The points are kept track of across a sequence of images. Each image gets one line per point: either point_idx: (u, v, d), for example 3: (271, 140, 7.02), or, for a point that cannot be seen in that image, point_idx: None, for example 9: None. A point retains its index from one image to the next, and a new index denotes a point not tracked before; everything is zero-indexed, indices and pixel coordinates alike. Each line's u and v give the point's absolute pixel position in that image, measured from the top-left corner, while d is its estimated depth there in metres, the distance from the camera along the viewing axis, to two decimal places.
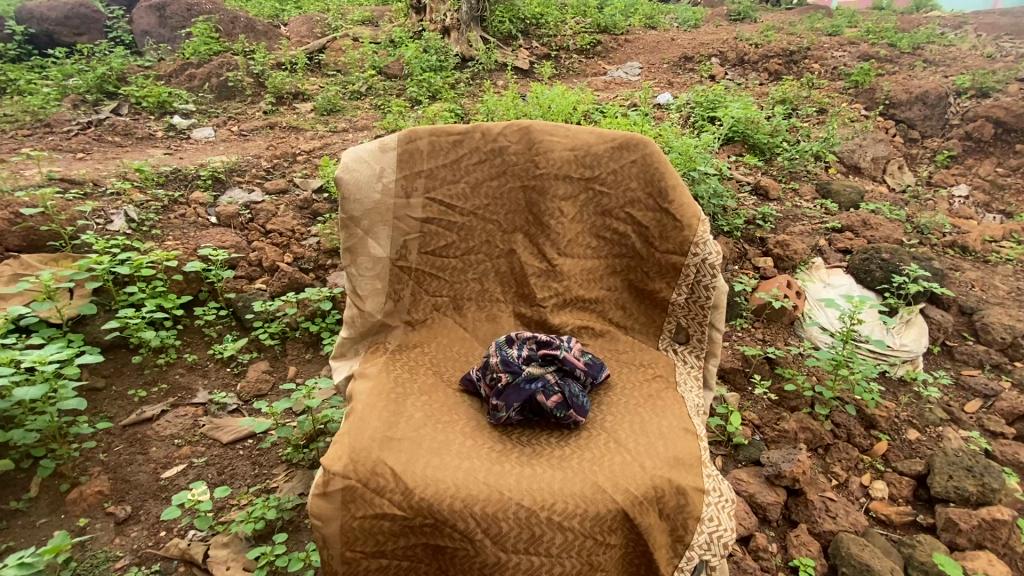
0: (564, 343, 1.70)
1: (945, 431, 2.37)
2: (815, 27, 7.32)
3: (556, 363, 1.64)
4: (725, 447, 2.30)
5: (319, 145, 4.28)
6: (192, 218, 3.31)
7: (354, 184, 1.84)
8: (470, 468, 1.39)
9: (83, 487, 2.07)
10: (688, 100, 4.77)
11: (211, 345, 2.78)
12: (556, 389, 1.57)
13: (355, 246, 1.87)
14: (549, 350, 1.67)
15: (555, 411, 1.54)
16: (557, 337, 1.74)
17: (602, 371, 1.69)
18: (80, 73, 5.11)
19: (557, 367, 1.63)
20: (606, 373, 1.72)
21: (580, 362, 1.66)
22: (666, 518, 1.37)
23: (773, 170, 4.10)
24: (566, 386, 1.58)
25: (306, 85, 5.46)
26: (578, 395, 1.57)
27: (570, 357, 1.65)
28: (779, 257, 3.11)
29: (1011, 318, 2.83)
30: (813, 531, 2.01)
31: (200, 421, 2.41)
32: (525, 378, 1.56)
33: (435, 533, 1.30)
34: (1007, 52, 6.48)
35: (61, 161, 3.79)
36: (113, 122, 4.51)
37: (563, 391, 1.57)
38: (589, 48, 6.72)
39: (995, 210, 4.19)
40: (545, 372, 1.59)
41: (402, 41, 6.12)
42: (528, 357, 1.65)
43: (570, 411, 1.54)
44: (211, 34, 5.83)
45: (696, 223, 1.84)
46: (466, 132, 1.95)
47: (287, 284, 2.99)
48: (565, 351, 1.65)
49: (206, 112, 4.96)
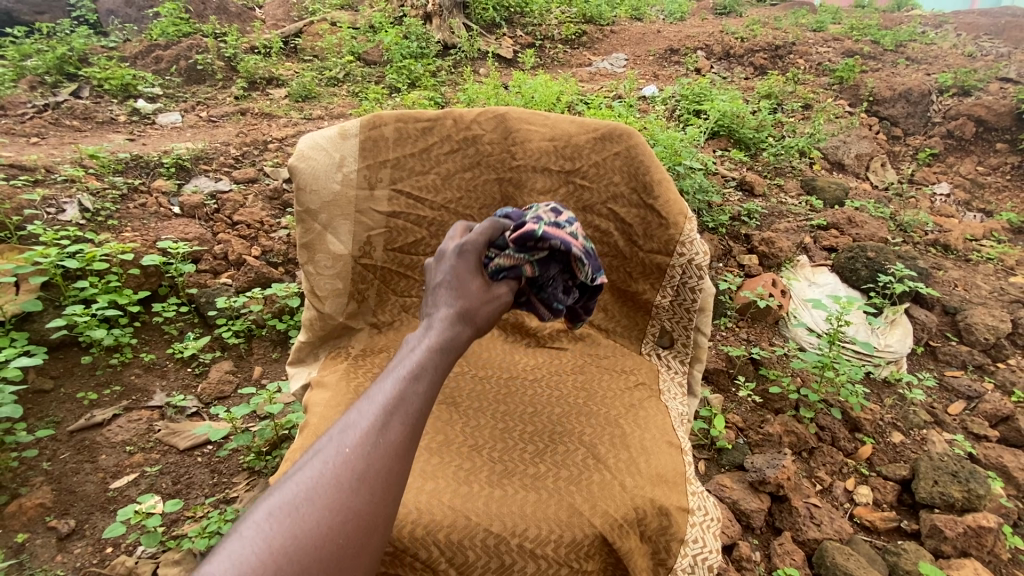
0: (551, 224, 1.43)
1: (930, 434, 2.34)
2: (800, 22, 7.30)
3: (538, 257, 1.42)
4: (708, 451, 2.23)
5: (293, 132, 4.10)
6: (153, 207, 3.11)
7: (310, 173, 1.70)
8: (434, 491, 1.29)
9: (23, 499, 1.91)
10: (673, 92, 4.69)
11: (171, 344, 2.60)
12: (530, 286, 1.48)
13: (312, 241, 1.74)
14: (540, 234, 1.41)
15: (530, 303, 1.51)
16: (548, 211, 1.49)
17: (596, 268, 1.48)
18: (39, 53, 4.82)
19: (537, 262, 1.43)
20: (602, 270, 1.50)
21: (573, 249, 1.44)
22: (648, 540, 1.30)
23: (759, 165, 4.03)
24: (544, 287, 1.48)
25: (280, 70, 5.24)
26: (558, 303, 1.50)
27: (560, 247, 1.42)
28: (764, 254, 3.05)
29: (994, 318, 2.82)
30: (797, 540, 1.94)
31: (155, 427, 2.25)
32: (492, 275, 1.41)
33: (395, 562, 1.23)
34: (987, 51, 6.54)
35: (11, 146, 3.55)
36: (72, 106, 4.26)
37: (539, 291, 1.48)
38: (575, 37, 6.60)
39: (975, 209, 4.21)
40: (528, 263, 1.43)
41: (382, 27, 5.92)
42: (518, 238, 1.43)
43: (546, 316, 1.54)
44: (180, 15, 5.56)
45: (682, 220, 1.75)
46: (436, 119, 1.82)
47: (254, 278, 2.84)
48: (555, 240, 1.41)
49: (173, 97, 4.71)
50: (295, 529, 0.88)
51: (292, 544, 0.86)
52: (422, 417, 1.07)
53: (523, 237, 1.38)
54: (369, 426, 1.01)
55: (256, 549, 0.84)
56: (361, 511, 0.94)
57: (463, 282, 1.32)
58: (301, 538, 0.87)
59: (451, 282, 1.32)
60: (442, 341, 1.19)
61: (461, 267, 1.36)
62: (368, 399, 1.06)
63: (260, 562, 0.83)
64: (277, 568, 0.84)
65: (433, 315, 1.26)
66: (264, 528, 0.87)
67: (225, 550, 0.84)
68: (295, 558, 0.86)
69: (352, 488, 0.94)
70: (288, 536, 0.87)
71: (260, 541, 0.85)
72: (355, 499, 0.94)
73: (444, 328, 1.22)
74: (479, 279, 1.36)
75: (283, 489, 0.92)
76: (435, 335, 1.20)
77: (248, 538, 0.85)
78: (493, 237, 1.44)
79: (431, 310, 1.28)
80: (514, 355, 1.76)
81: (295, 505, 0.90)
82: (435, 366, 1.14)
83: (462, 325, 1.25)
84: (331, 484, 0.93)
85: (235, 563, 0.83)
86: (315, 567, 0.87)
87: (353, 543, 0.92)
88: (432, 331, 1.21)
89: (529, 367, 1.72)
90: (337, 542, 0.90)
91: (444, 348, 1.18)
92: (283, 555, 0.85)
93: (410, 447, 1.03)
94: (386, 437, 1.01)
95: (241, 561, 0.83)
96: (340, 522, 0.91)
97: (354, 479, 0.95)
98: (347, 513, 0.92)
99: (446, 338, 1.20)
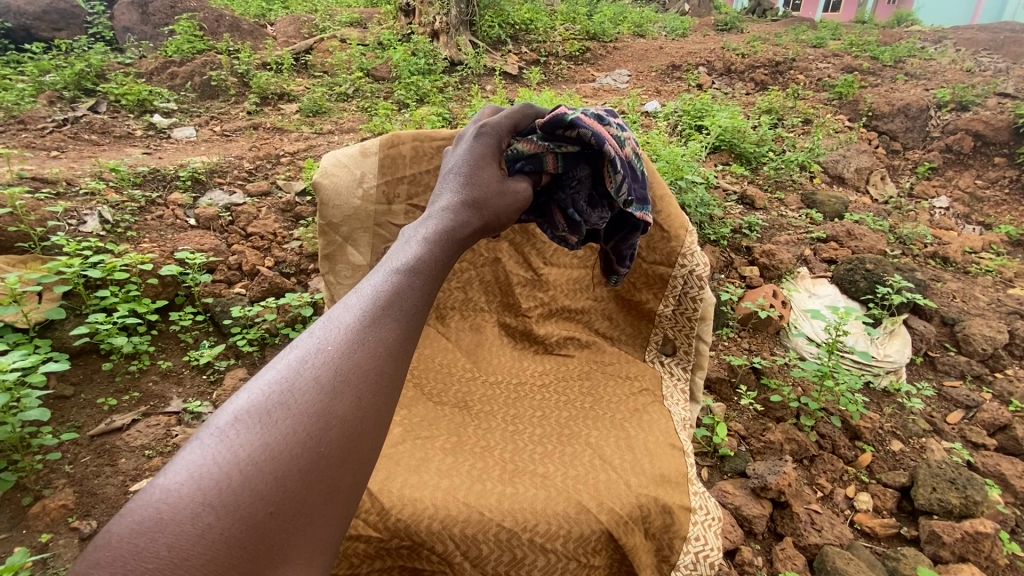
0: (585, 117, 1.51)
1: (929, 442, 2.39)
2: (800, 39, 7.44)
3: (564, 147, 1.50)
4: (711, 458, 2.27)
5: (304, 146, 4.21)
6: (170, 220, 3.21)
7: (333, 190, 1.83)
8: (449, 487, 1.36)
9: (46, 500, 1.93)
10: (675, 108, 4.80)
11: (187, 351, 2.65)
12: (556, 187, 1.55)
13: (334, 253, 1.87)
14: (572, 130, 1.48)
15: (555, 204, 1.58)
16: (587, 112, 1.58)
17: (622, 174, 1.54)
18: (58, 69, 4.97)
19: (563, 153, 1.50)
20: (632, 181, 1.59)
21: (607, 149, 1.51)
22: (652, 537, 1.37)
23: (760, 179, 4.11)
24: (564, 185, 1.55)
25: (292, 86, 5.38)
26: (574, 205, 1.55)
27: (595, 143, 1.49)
28: (765, 266, 3.12)
29: (991, 330, 2.88)
30: (800, 545, 1.98)
31: (172, 432, 2.28)
32: (514, 157, 1.48)
33: (412, 555, 1.30)
34: (985, 66, 6.63)
35: (33, 159, 3.66)
36: (90, 120, 4.39)
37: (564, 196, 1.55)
38: (578, 54, 6.77)
39: (974, 222, 4.27)
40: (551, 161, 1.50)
41: (390, 44, 6.08)
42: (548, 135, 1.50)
43: (562, 221, 1.58)
44: (195, 32, 5.73)
45: (683, 233, 1.85)
46: (451, 137, 1.88)
47: (267, 288, 2.91)
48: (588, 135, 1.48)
49: (188, 112, 4.85)
50: (266, 435, 0.77)
51: (263, 453, 0.75)
52: (412, 318, 0.99)
53: (553, 121, 1.48)
54: (349, 327, 0.92)
55: (218, 458, 0.73)
56: (345, 416, 0.84)
57: (469, 173, 1.30)
58: (273, 444, 0.77)
59: (449, 183, 1.28)
60: (431, 243, 1.12)
61: (477, 148, 1.38)
62: (353, 298, 0.98)
63: (225, 471, 0.72)
64: (244, 479, 0.73)
65: (424, 219, 1.20)
66: (229, 436, 0.76)
67: (182, 463, 0.73)
68: (267, 465, 0.75)
69: (332, 390, 0.84)
70: (258, 444, 0.76)
71: (224, 450, 0.74)
72: (336, 401, 0.84)
73: (436, 229, 1.15)
74: (491, 167, 1.36)
75: (250, 393, 0.81)
76: (425, 238, 1.13)
77: (211, 448, 0.74)
78: (522, 122, 1.54)
79: (428, 207, 1.24)
80: (523, 362, 1.83)
81: (265, 409, 0.79)
82: (425, 269, 1.07)
83: (457, 225, 1.18)
84: (307, 386, 0.84)
85: (195, 473, 0.71)
86: (293, 477, 0.76)
87: (338, 452, 0.82)
88: (425, 229, 1.16)
89: (537, 373, 1.79)
90: (317, 450, 0.79)
91: (435, 250, 1.11)
92: (252, 462, 0.74)
93: (399, 349, 0.94)
94: (369, 338, 0.92)
95: (202, 471, 0.72)
96: (320, 428, 0.81)
97: (335, 380, 0.86)
98: (327, 416, 0.82)
99: (436, 239, 1.13)
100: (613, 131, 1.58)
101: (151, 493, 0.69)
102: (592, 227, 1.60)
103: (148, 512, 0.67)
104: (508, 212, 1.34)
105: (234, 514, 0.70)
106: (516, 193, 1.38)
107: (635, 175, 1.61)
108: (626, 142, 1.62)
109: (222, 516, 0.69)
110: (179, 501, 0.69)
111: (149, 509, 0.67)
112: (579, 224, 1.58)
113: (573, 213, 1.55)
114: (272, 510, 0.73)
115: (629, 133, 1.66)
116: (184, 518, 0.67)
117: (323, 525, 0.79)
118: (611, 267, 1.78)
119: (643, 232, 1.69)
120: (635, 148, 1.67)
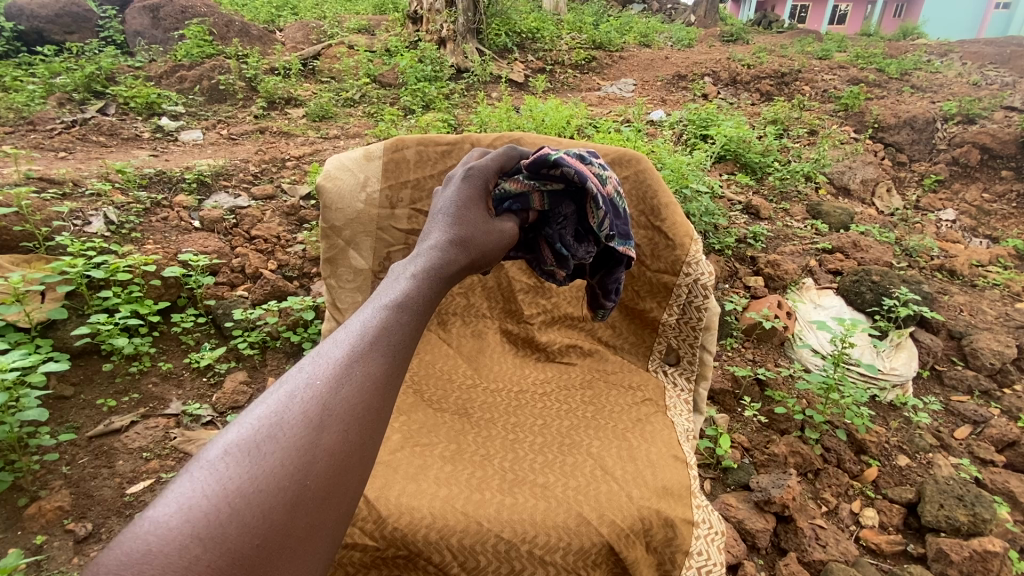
0: (569, 156, 1.51)
1: (936, 458, 2.35)
2: (806, 51, 7.45)
3: (549, 184, 1.50)
4: (713, 470, 2.25)
5: (310, 151, 4.22)
6: (175, 221, 3.21)
7: (336, 193, 1.83)
8: (447, 496, 1.34)
9: (43, 501, 1.90)
10: (680, 118, 4.82)
11: (189, 353, 2.63)
12: (543, 223, 1.55)
13: (335, 256, 1.87)
14: (556, 168, 1.48)
15: (545, 242, 1.57)
16: (569, 151, 1.57)
17: (609, 212, 1.52)
18: (68, 71, 5.01)
19: (548, 191, 1.51)
20: (621, 219, 1.58)
21: (595, 185, 1.50)
22: (654, 551, 1.34)
23: (764, 189, 4.09)
24: (550, 222, 1.54)
25: (299, 90, 5.41)
26: (561, 241, 1.54)
27: (582, 179, 1.47)
28: (770, 276, 3.11)
29: (1000, 344, 2.85)
30: (803, 560, 1.94)
31: (171, 434, 2.25)
32: (501, 197, 1.50)
33: (409, 565, 1.28)
34: (992, 80, 6.61)
35: (40, 160, 3.67)
36: (98, 122, 4.40)
37: (552, 233, 1.54)
38: (585, 63, 6.84)
39: (981, 235, 4.22)
40: (534, 197, 1.50)
41: (398, 50, 6.12)
42: (531, 173, 1.50)
43: (550, 256, 1.58)
44: (204, 37, 5.78)
45: (688, 242, 1.84)
46: (455, 142, 1.87)
47: (270, 291, 2.89)
48: (572, 169, 1.46)
49: (195, 115, 4.87)
50: (255, 468, 0.77)
51: (252, 485, 0.75)
52: (400, 352, 1.00)
53: (538, 161, 1.48)
54: (337, 361, 0.92)
55: (208, 490, 0.73)
56: (333, 448, 0.83)
57: (458, 213, 1.34)
58: (263, 477, 0.77)
59: (438, 224, 1.31)
60: (420, 279, 1.14)
61: (465, 190, 1.42)
62: (344, 332, 0.99)
63: (213, 505, 0.72)
64: (233, 510, 0.72)
65: (413, 257, 1.22)
66: (218, 469, 0.75)
67: (172, 495, 0.72)
68: (256, 497, 0.75)
69: (321, 423, 0.84)
70: (247, 477, 0.76)
71: (213, 482, 0.74)
72: (326, 432, 0.84)
73: (424, 267, 1.17)
74: (478, 209, 1.39)
75: (240, 426, 0.81)
76: (414, 274, 1.15)
77: (200, 480, 0.74)
78: (509, 164, 1.56)
79: (419, 244, 1.27)
80: (524, 369, 1.82)
81: (254, 443, 0.79)
82: (413, 304, 1.08)
83: (445, 261, 1.21)
84: (297, 420, 0.83)
85: (185, 506, 0.71)
86: (280, 509, 0.76)
87: (328, 481, 0.82)
88: (417, 263, 1.19)
89: (538, 381, 1.78)
90: (306, 482, 0.79)
91: (423, 286, 1.13)
92: (241, 495, 0.74)
93: (387, 380, 0.95)
94: (358, 371, 0.92)
95: (193, 503, 0.72)
96: (309, 461, 0.81)
97: (324, 413, 0.85)
98: (317, 447, 0.82)
99: (426, 275, 1.15)
100: (595, 169, 1.56)
101: (140, 526, 0.69)
102: (580, 262, 1.58)
103: (137, 545, 0.67)
104: (496, 250, 1.37)
105: (223, 547, 0.70)
106: (503, 233, 1.41)
107: (618, 211, 1.58)
108: (609, 179, 1.59)
109: (211, 548, 0.69)
110: (169, 534, 0.68)
111: (138, 541, 0.67)
112: (567, 259, 1.56)
113: (560, 249, 1.54)
114: (259, 542, 0.73)
115: (611, 172, 1.64)
116: (173, 549, 0.67)
117: (310, 553, 0.78)
118: (598, 301, 1.72)
119: (627, 266, 1.66)
120: (617, 186, 1.63)
